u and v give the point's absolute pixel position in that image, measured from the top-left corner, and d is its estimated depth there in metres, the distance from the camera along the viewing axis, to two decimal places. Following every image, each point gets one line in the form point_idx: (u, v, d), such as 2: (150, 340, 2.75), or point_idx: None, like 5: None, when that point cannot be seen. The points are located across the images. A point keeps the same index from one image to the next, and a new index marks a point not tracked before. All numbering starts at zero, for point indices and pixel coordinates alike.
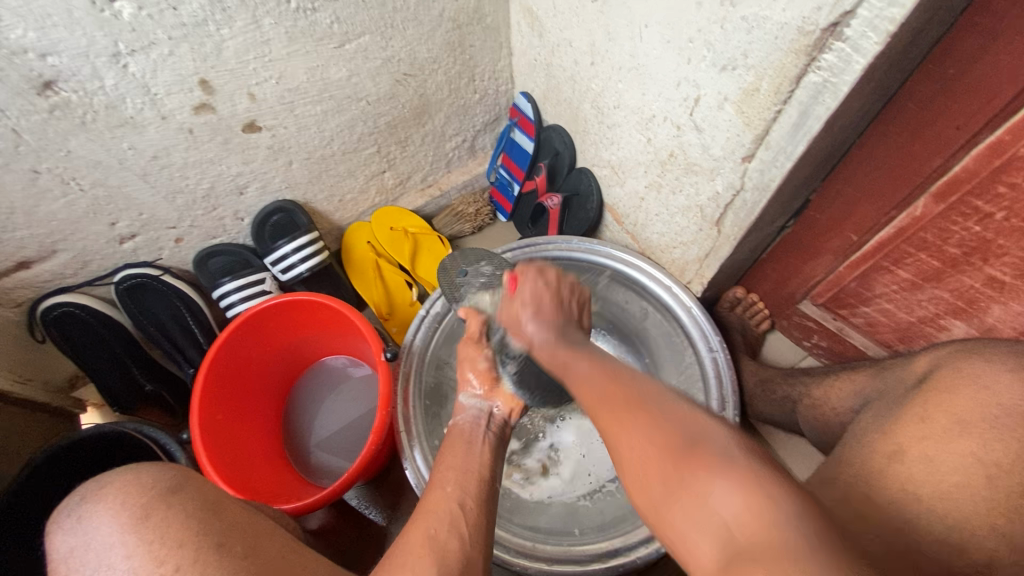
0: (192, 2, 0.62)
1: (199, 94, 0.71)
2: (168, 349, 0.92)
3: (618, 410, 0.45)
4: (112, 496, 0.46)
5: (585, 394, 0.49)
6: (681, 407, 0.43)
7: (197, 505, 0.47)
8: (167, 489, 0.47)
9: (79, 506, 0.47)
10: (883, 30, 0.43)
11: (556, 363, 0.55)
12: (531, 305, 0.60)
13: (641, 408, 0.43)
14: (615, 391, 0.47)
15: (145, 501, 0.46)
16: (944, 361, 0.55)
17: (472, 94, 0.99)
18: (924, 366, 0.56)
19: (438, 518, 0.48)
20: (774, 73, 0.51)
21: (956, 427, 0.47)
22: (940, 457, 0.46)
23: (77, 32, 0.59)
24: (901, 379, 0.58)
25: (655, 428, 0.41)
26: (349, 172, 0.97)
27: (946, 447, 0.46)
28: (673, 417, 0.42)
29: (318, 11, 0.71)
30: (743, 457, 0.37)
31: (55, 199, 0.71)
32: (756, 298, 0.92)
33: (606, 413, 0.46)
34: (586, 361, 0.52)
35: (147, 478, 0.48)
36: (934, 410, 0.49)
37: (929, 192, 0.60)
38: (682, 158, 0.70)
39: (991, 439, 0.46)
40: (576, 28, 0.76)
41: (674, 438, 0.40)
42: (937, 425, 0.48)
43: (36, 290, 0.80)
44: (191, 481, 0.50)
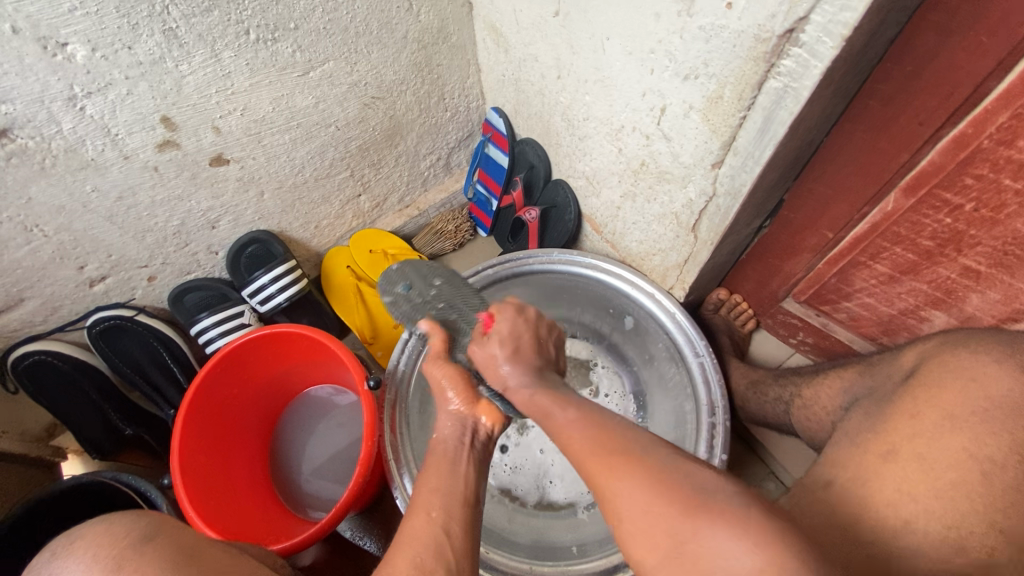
0: (147, 40, 0.61)
1: (162, 131, 0.70)
2: (146, 391, 0.90)
3: (606, 460, 0.40)
4: (84, 550, 0.44)
5: (571, 443, 0.44)
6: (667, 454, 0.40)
7: (171, 552, 0.45)
8: (143, 537, 0.45)
9: (48, 563, 0.44)
10: (837, 34, 0.43)
11: (535, 406, 0.50)
12: (508, 346, 0.57)
13: (631, 456, 0.39)
14: (606, 436, 0.42)
15: (117, 552, 0.44)
16: (932, 353, 0.55)
17: (443, 112, 0.99)
18: (913, 360, 0.57)
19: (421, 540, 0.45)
20: (736, 81, 0.51)
21: (946, 423, 0.47)
22: (934, 454, 0.45)
23: (30, 78, 0.57)
24: (889, 375, 0.58)
25: (656, 484, 0.37)
26: (323, 198, 0.95)
27: (937, 444, 0.46)
28: (665, 467, 0.38)
29: (279, 41, 0.70)
30: (739, 504, 0.35)
31: (19, 247, 0.70)
32: (740, 299, 0.93)
33: (594, 461, 0.41)
34: (565, 408, 0.47)
35: (118, 529, 0.46)
36: (925, 407, 0.49)
37: (899, 186, 0.60)
38: (653, 167, 0.69)
39: (983, 434, 0.45)
40: (541, 43, 0.76)
41: (673, 493, 0.36)
42: (927, 421, 0.48)
43: (5, 341, 0.78)
44: (164, 528, 0.48)
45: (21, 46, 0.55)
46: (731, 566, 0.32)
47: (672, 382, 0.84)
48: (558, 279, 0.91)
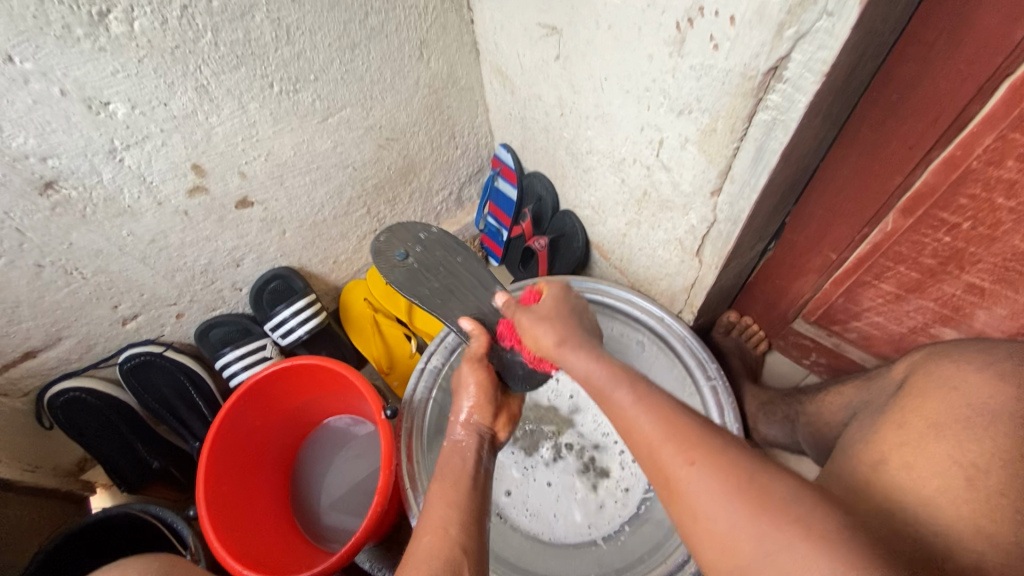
0: (181, 96, 0.67)
1: (192, 178, 0.75)
2: (174, 424, 0.93)
3: (681, 450, 0.40)
4: None
5: (637, 433, 0.43)
6: (745, 456, 0.40)
7: None
8: None
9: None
10: (818, 70, 0.46)
11: (591, 383, 0.49)
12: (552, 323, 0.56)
13: (707, 452, 0.40)
14: (677, 426, 0.42)
15: None
16: (919, 363, 0.57)
17: (453, 150, 1.03)
18: (902, 373, 0.58)
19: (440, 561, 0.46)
20: (727, 114, 0.54)
21: (931, 431, 0.48)
22: (922, 462, 0.45)
23: (75, 134, 0.63)
24: (882, 389, 0.59)
25: (734, 486, 0.38)
26: (341, 234, 1.00)
27: (923, 453, 0.46)
28: (740, 470, 0.39)
29: (300, 92, 0.76)
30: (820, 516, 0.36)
31: (59, 289, 0.74)
32: (750, 320, 0.93)
33: (667, 450, 0.41)
34: (627, 386, 0.46)
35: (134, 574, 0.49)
36: (910, 417, 0.50)
37: (896, 208, 0.61)
38: (655, 196, 0.72)
39: (965, 442, 0.45)
40: (544, 84, 0.80)
41: (743, 483, 0.38)
42: (913, 430, 0.49)
43: (43, 378, 0.82)
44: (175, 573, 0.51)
45: (68, 107, 0.61)
46: None
47: (686, 406, 0.85)
48: None
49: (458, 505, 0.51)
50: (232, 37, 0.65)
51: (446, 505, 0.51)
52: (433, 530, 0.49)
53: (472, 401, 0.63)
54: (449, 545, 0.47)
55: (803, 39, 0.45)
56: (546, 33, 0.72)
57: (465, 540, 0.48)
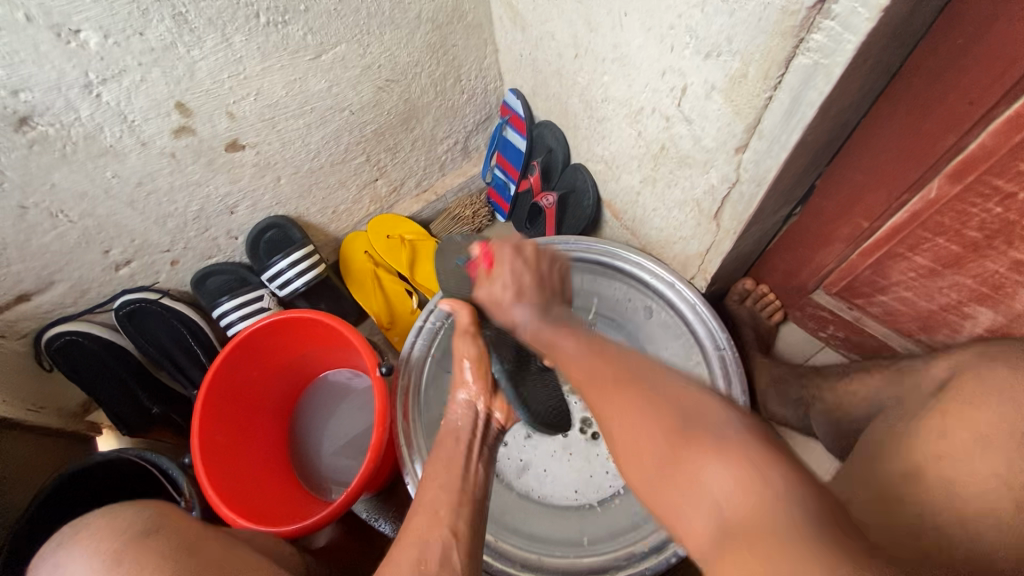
0: (157, 25, 0.61)
1: (176, 117, 0.70)
2: (173, 371, 0.92)
3: (608, 383, 0.49)
4: (87, 540, 0.51)
5: (569, 364, 0.54)
6: (677, 383, 0.46)
7: (168, 545, 0.52)
8: (139, 533, 0.52)
9: (56, 552, 0.51)
10: (874, 5, 0.38)
11: (541, 338, 0.59)
12: (512, 288, 0.63)
13: (627, 382, 0.48)
14: (606, 366, 0.50)
15: (118, 544, 0.50)
16: (967, 366, 0.51)
17: (459, 95, 0.96)
18: (945, 372, 0.53)
19: None
20: (761, 58, 0.48)
21: (978, 442, 0.44)
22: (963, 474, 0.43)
23: (46, 66, 0.58)
24: (918, 386, 0.55)
25: (654, 410, 0.44)
26: (339, 182, 0.95)
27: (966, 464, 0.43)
28: (663, 390, 0.45)
29: (289, 24, 0.69)
30: (736, 434, 0.39)
31: (46, 232, 0.72)
32: (767, 290, 0.89)
33: (588, 375, 0.51)
34: (573, 337, 0.56)
35: (122, 521, 0.52)
36: (954, 426, 0.46)
37: (944, 172, 0.55)
38: (674, 151, 0.66)
39: (1017, 459, 0.42)
40: (558, 20, 0.72)
41: (665, 409, 0.43)
42: (956, 439, 0.45)
43: (39, 321, 0.81)
44: (164, 523, 0.54)
45: (36, 34, 0.56)
46: (709, 493, 0.37)
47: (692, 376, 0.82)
48: (577, 268, 0.89)
49: (447, 486, 0.54)
50: None
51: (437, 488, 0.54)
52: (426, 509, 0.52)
53: (470, 377, 0.66)
54: (437, 526, 0.50)
55: None
56: None
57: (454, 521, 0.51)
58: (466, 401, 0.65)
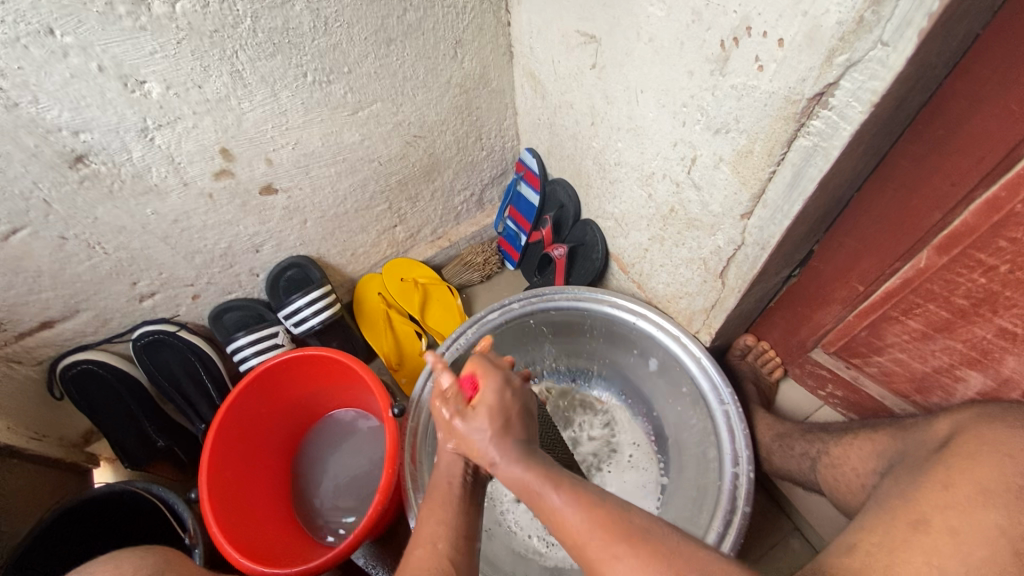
0: (216, 80, 0.67)
1: (220, 161, 0.75)
2: (180, 404, 0.93)
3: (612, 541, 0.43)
4: None
5: (566, 525, 0.45)
6: (665, 535, 0.44)
7: None
8: None
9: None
10: (866, 100, 0.44)
11: (526, 484, 0.49)
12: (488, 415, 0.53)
13: (632, 539, 0.43)
14: (607, 518, 0.45)
15: None
16: (967, 425, 0.55)
17: (479, 151, 1.03)
18: (948, 430, 0.57)
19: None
20: (766, 137, 0.53)
21: (980, 497, 0.47)
22: (967, 530, 0.45)
23: (109, 111, 0.63)
24: (925, 442, 0.59)
25: (660, 569, 0.41)
26: (360, 227, 1.00)
27: (970, 519, 0.46)
28: (657, 545, 0.43)
29: (333, 83, 0.76)
30: None
31: (81, 262, 0.75)
32: (767, 346, 0.92)
33: (592, 539, 0.44)
34: (557, 487, 0.48)
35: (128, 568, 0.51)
36: (958, 478, 0.49)
37: (931, 244, 0.60)
38: (682, 214, 0.71)
39: (1018, 512, 0.45)
40: (577, 92, 0.79)
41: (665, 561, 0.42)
42: (960, 493, 0.48)
43: (57, 348, 0.83)
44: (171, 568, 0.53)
45: (105, 83, 0.61)
46: None
47: (695, 427, 0.84)
48: (585, 314, 0.92)
49: (446, 521, 0.54)
50: (271, 24, 0.65)
51: (436, 522, 0.54)
52: (426, 543, 0.52)
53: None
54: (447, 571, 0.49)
55: (854, 67, 0.43)
56: (584, 41, 0.71)
57: (455, 555, 0.51)
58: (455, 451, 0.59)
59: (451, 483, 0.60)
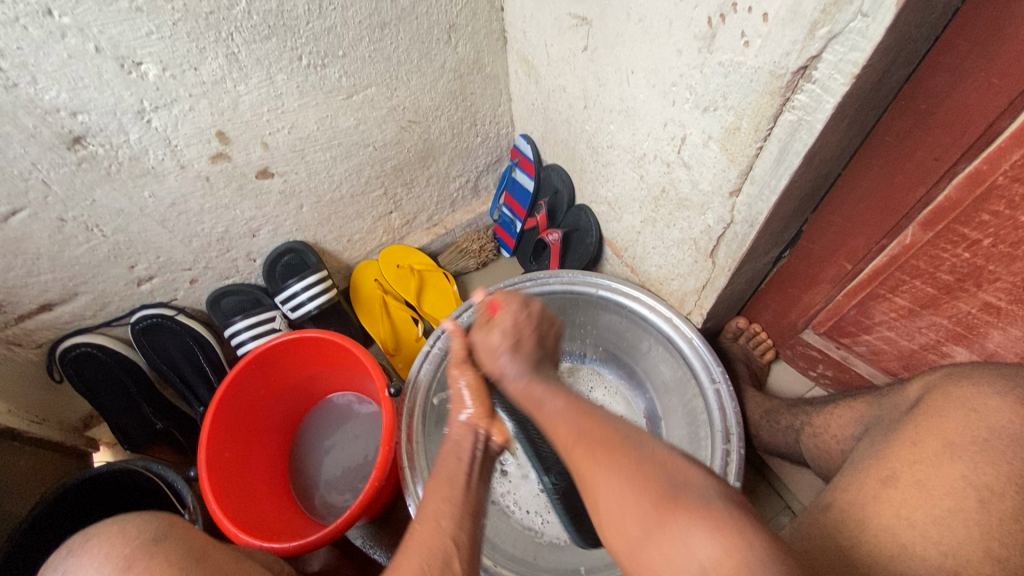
0: (212, 62, 0.68)
1: (216, 144, 0.76)
2: (179, 388, 0.95)
3: (596, 449, 0.43)
4: (99, 548, 0.50)
5: (558, 430, 0.47)
6: (655, 448, 0.42)
7: (179, 554, 0.51)
8: (151, 540, 0.51)
9: (63, 561, 0.50)
10: (848, 72, 0.45)
11: (527, 392, 0.51)
12: (508, 339, 0.55)
13: (614, 449, 0.42)
14: (597, 429, 0.44)
15: (128, 552, 0.50)
16: (937, 384, 0.57)
17: (474, 138, 1.04)
18: (918, 391, 0.58)
19: (432, 550, 0.48)
20: (752, 113, 0.54)
21: (947, 451, 0.49)
22: (934, 481, 0.47)
23: (106, 92, 0.64)
24: (896, 405, 0.60)
25: (634, 475, 0.40)
26: (357, 213, 1.01)
27: (937, 472, 0.48)
28: (638, 452, 0.42)
29: (328, 67, 0.76)
30: (718, 502, 0.38)
31: (79, 245, 0.76)
32: (758, 328, 0.93)
33: (580, 447, 0.44)
34: (555, 395, 0.49)
35: (132, 530, 0.52)
36: (924, 435, 0.51)
37: (916, 220, 0.61)
38: (673, 194, 0.72)
39: (982, 463, 0.47)
40: (570, 75, 0.80)
41: (647, 474, 0.40)
42: (928, 448, 0.50)
43: (57, 331, 0.84)
44: (174, 529, 0.54)
45: (102, 64, 0.62)
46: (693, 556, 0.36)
47: (687, 408, 0.85)
48: (580, 298, 0.93)
49: (452, 499, 0.52)
50: (266, 6, 0.66)
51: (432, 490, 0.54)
52: (428, 519, 0.50)
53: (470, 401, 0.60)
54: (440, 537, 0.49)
55: (836, 39, 0.44)
56: (576, 24, 0.72)
57: (457, 533, 0.49)
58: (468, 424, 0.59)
59: (457, 463, 0.55)
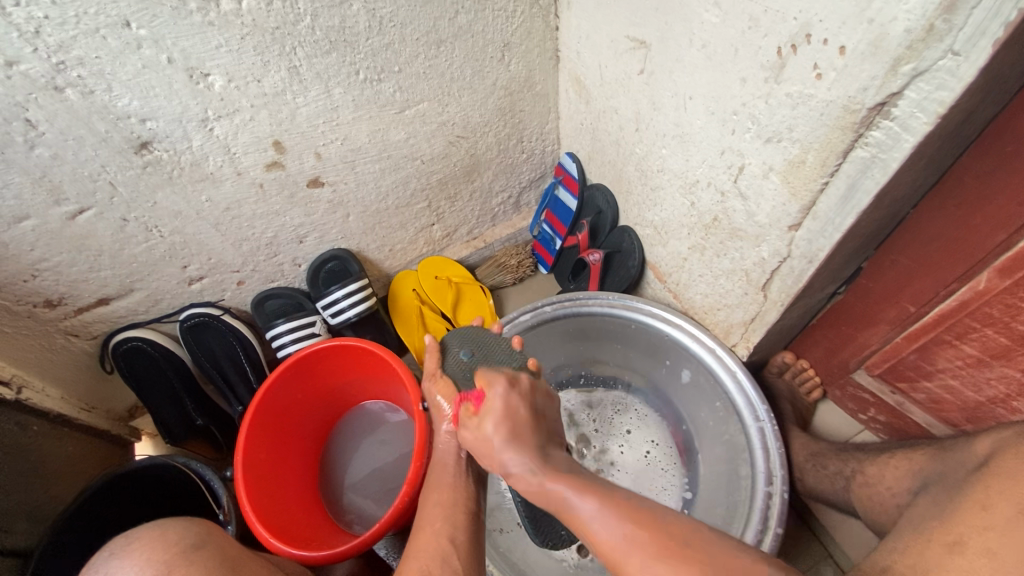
0: (274, 75, 0.70)
1: (272, 153, 0.78)
2: (221, 386, 0.97)
3: (652, 551, 0.44)
4: (139, 553, 0.51)
5: (599, 540, 0.47)
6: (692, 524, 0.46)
7: (216, 563, 0.52)
8: (191, 546, 0.53)
9: (107, 561, 0.52)
10: (933, 111, 0.42)
11: (552, 500, 0.52)
12: (501, 420, 0.58)
13: (677, 546, 0.44)
14: (640, 527, 0.46)
15: (168, 558, 0.51)
16: (1006, 444, 0.53)
17: (519, 154, 1.04)
18: (987, 449, 0.55)
19: (432, 559, 0.54)
20: (820, 147, 0.52)
21: (1021, 518, 0.45)
22: (1007, 552, 0.44)
23: (174, 101, 0.67)
24: (963, 462, 0.56)
25: (686, 566, 0.42)
26: (400, 224, 1.02)
27: (1010, 541, 0.44)
28: (685, 539, 0.45)
29: (383, 82, 0.78)
30: (762, 569, 0.42)
31: (138, 243, 0.79)
32: (806, 365, 0.89)
33: (632, 557, 0.44)
34: (584, 497, 0.50)
35: (172, 536, 0.53)
36: (996, 499, 0.47)
37: (993, 266, 0.57)
38: (726, 224, 0.70)
39: None
40: (623, 97, 0.79)
41: (702, 560, 0.43)
42: (1001, 515, 0.46)
43: (111, 325, 0.88)
44: (212, 539, 0.55)
45: (173, 75, 0.64)
46: None
47: (727, 444, 0.82)
48: (619, 321, 0.92)
49: (448, 512, 0.60)
50: (329, 23, 0.67)
51: (440, 514, 0.59)
52: (425, 529, 0.58)
53: (448, 409, 0.68)
54: (438, 547, 0.55)
55: (921, 76, 0.42)
56: (633, 47, 0.71)
57: (454, 532, 0.58)
58: (450, 432, 0.69)
59: (449, 473, 0.65)
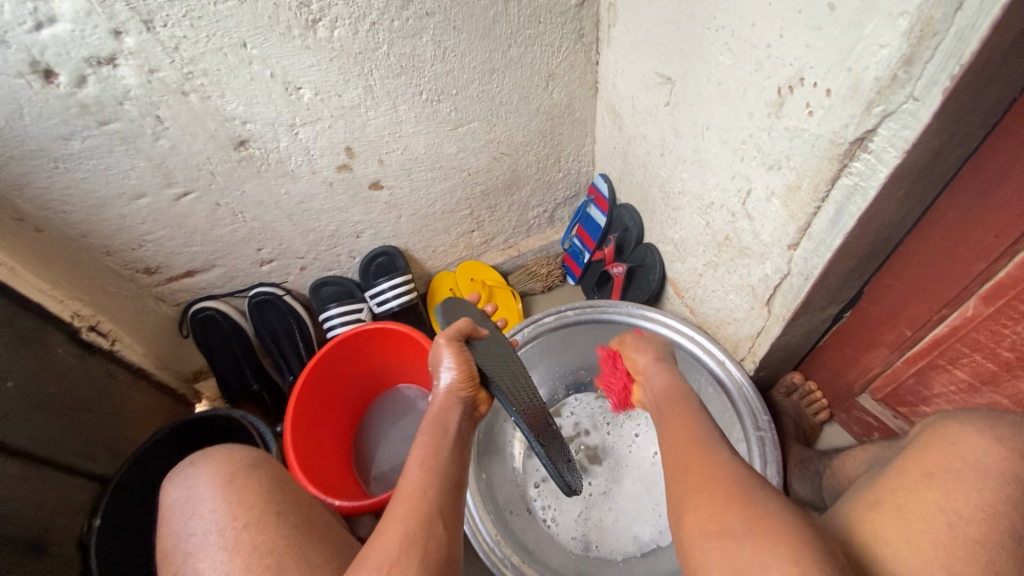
0: (352, 92, 0.83)
1: (343, 157, 0.91)
2: (276, 357, 1.11)
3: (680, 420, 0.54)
4: (212, 463, 0.63)
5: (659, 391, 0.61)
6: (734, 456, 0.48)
7: (269, 478, 0.62)
8: (251, 463, 0.63)
9: (187, 467, 0.64)
10: (901, 147, 0.50)
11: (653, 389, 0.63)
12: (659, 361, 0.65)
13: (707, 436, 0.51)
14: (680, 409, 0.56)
15: (233, 468, 0.62)
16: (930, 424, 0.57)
17: (557, 172, 1.14)
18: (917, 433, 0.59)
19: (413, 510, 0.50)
20: (812, 175, 0.59)
21: (925, 480, 0.49)
22: (907, 504, 0.47)
23: (271, 108, 0.81)
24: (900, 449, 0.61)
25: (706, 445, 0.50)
26: (444, 228, 1.13)
27: (910, 496, 0.48)
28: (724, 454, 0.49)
29: (441, 103, 0.90)
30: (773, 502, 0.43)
31: (225, 226, 0.93)
32: (813, 386, 0.93)
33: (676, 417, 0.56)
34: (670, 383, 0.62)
35: (238, 454, 0.64)
36: (910, 467, 0.51)
37: (978, 294, 0.63)
38: (736, 242, 0.77)
39: (955, 490, 0.47)
40: (651, 125, 0.88)
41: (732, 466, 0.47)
42: (911, 477, 0.50)
43: (192, 295, 1.02)
44: (268, 462, 0.65)
45: (272, 87, 0.78)
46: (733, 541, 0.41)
47: None
48: None
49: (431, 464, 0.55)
50: (402, 50, 0.80)
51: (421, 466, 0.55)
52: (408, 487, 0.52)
53: (456, 369, 0.67)
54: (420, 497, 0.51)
55: (890, 117, 0.49)
56: (661, 82, 0.80)
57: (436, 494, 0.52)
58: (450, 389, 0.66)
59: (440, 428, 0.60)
